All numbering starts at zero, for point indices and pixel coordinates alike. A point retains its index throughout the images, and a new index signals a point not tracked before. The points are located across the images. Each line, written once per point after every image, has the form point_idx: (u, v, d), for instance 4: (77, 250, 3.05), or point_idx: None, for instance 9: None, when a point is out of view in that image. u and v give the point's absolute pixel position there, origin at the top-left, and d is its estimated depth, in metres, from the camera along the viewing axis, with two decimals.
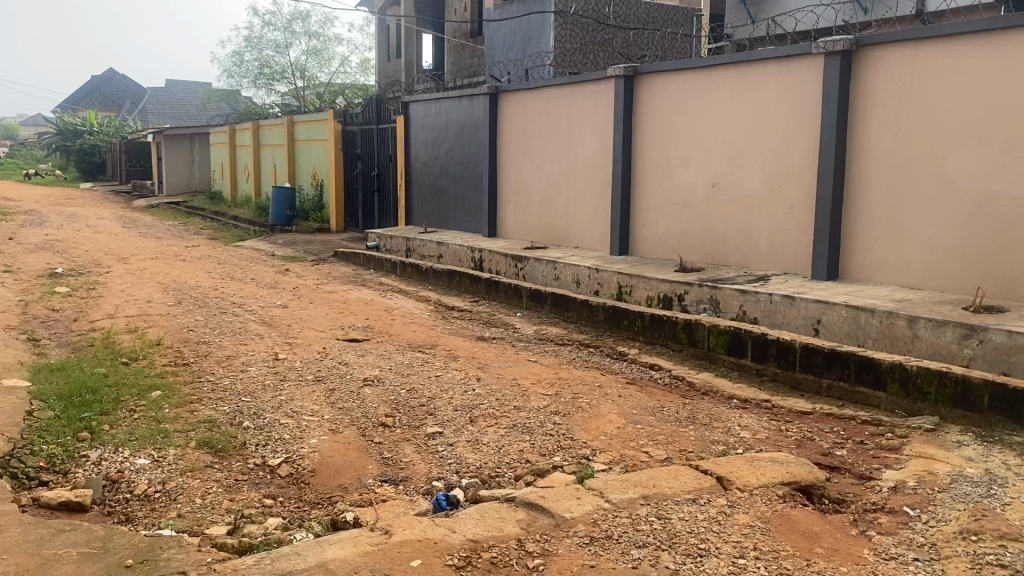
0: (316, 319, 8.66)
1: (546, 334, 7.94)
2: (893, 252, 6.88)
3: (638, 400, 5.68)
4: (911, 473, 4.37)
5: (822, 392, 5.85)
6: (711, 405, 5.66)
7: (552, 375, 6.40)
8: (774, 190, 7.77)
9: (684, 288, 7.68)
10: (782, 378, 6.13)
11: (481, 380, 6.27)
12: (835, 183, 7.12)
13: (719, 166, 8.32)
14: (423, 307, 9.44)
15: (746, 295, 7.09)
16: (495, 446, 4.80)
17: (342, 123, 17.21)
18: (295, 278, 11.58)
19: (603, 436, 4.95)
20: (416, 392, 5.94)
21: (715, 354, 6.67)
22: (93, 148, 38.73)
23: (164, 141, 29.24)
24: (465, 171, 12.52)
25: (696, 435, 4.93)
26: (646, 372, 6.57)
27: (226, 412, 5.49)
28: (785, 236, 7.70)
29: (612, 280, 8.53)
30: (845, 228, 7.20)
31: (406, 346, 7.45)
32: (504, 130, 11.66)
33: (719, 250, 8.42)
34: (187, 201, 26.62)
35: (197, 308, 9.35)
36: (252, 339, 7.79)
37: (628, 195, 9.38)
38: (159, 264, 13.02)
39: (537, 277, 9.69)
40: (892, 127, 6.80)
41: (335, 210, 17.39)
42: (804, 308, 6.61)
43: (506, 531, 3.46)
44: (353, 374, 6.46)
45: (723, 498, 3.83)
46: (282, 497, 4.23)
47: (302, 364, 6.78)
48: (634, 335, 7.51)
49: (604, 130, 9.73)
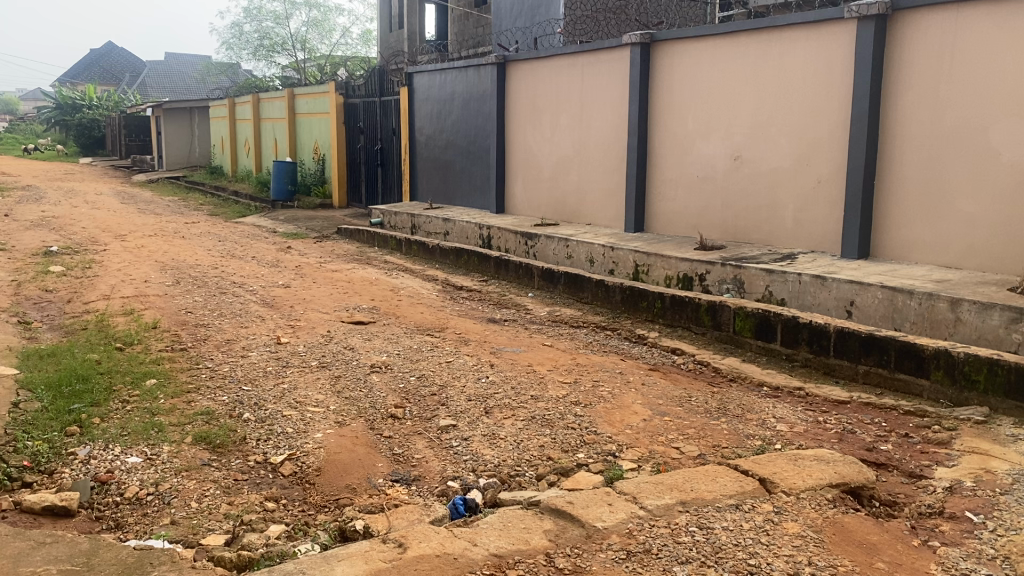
0: (320, 300, 8.31)
1: (560, 315, 7.59)
2: (930, 229, 6.50)
3: (663, 389, 5.33)
4: (967, 471, 4.03)
5: (858, 379, 5.50)
6: (741, 394, 5.31)
7: (569, 360, 6.06)
8: (801, 162, 7.38)
9: (706, 267, 7.31)
10: (814, 364, 5.78)
11: (495, 366, 5.93)
12: (867, 155, 6.73)
13: (741, 139, 7.92)
14: (431, 287, 9.08)
15: (773, 275, 6.73)
16: (514, 441, 4.46)
17: (344, 96, 16.76)
18: (298, 256, 11.22)
19: (629, 429, 4.61)
20: (427, 380, 5.61)
21: (741, 338, 6.32)
22: (92, 122, 38.22)
23: (164, 115, 28.77)
24: (472, 144, 12.11)
25: (729, 429, 4.59)
26: (669, 357, 6.23)
27: (225, 403, 5.15)
28: (812, 212, 7.32)
29: (628, 259, 8.17)
30: (878, 203, 6.81)
31: (414, 329, 7.11)
32: (512, 102, 11.23)
33: (741, 226, 8.03)
34: (187, 176, 26.20)
35: (195, 288, 9.00)
36: (253, 322, 7.44)
37: (644, 169, 8.98)
38: (157, 242, 12.66)
39: (549, 255, 9.33)
40: (930, 96, 6.39)
41: (338, 184, 16.99)
42: (836, 289, 6.24)
43: (532, 544, 3.13)
44: (359, 359, 6.12)
45: (768, 504, 3.49)
46: (285, 500, 3.90)
47: (305, 349, 6.44)
48: (653, 317, 7.15)
49: (619, 101, 9.31)
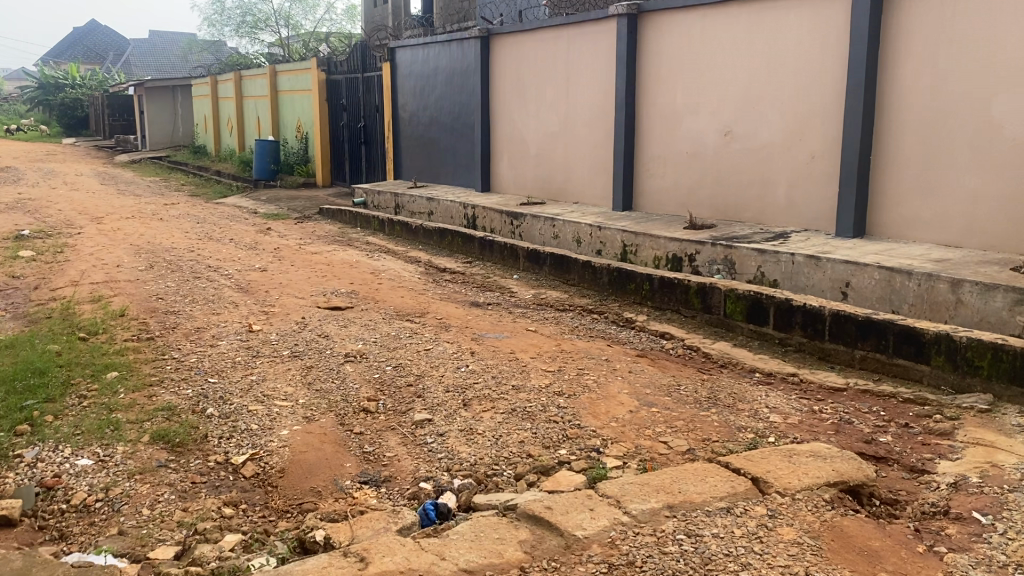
0: (297, 285, 8.02)
1: (545, 298, 7.32)
2: (928, 206, 6.24)
3: (650, 377, 5.07)
4: (972, 466, 3.79)
5: (854, 364, 5.26)
6: (732, 381, 5.06)
7: (553, 347, 5.79)
8: (794, 137, 7.09)
9: (695, 247, 7.05)
10: (808, 348, 5.53)
11: (475, 353, 5.66)
12: (863, 129, 6.44)
13: (732, 113, 7.63)
14: (413, 269, 8.80)
15: (765, 256, 6.46)
16: (492, 436, 4.20)
17: (326, 72, 16.35)
18: (277, 238, 10.91)
19: (614, 422, 4.35)
20: (403, 370, 5.34)
21: (732, 322, 6.07)
22: (75, 101, 37.62)
23: (146, 94, 28.26)
24: (455, 120, 11.77)
25: (719, 421, 4.34)
26: (657, 342, 5.97)
27: (188, 398, 4.87)
28: (805, 188, 7.05)
29: (616, 239, 7.89)
30: (875, 179, 6.54)
31: (393, 314, 6.83)
32: (497, 77, 10.90)
33: (731, 204, 7.76)
34: (170, 155, 25.75)
35: (169, 273, 8.69)
36: (225, 308, 7.15)
37: (631, 145, 8.69)
38: (134, 224, 12.32)
39: (534, 235, 9.05)
40: (929, 67, 6.10)
41: (322, 163, 16.62)
42: (831, 269, 5.99)
43: (505, 557, 2.88)
44: (333, 348, 5.85)
45: (761, 506, 3.24)
46: (245, 505, 3.64)
47: (278, 337, 6.17)
48: (641, 299, 6.89)
49: (606, 74, 8.99)
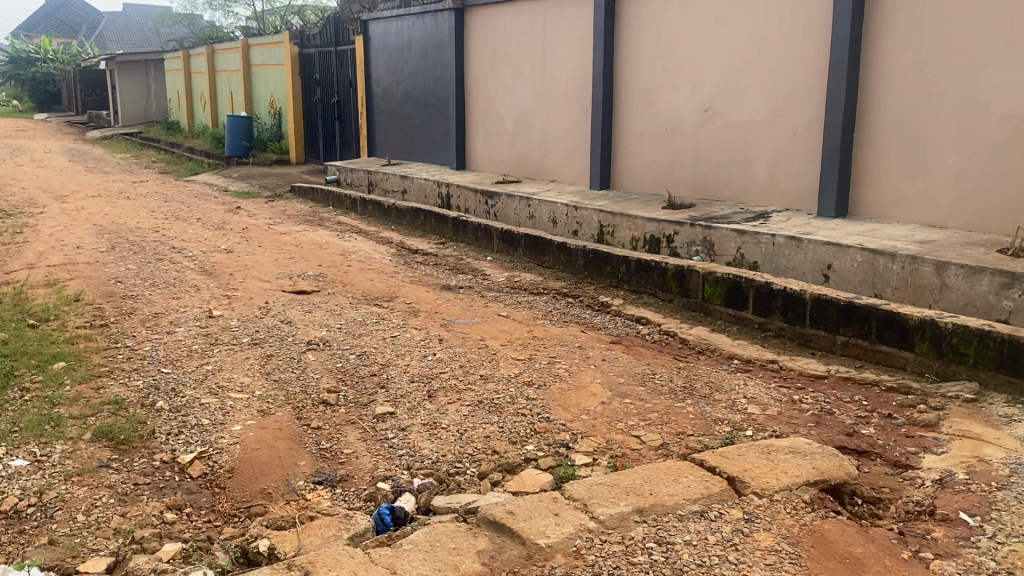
0: (262, 267, 7.74)
1: (519, 281, 7.09)
2: (913, 185, 6.04)
3: (625, 365, 4.86)
4: (958, 461, 3.62)
5: (836, 350, 5.07)
6: (709, 369, 4.86)
7: (525, 333, 5.57)
8: (776, 113, 6.86)
9: (674, 228, 6.83)
10: (788, 334, 5.34)
11: (444, 341, 5.42)
12: (847, 105, 6.22)
13: (712, 88, 7.39)
14: (384, 250, 8.54)
15: (745, 237, 6.25)
16: (456, 431, 3.98)
17: (299, 46, 15.93)
18: (246, 217, 10.60)
19: (585, 414, 4.13)
20: (367, 359, 5.10)
21: (710, 306, 5.87)
22: (47, 76, 36.77)
23: (117, 69, 27.59)
24: (430, 96, 11.45)
25: (695, 412, 4.13)
26: (633, 328, 5.77)
27: (138, 390, 4.62)
28: (787, 166, 6.83)
29: (593, 219, 7.67)
30: (858, 157, 6.34)
31: (360, 299, 6.58)
32: (472, 50, 10.59)
33: (711, 183, 7.54)
34: (143, 132, 25.20)
35: (131, 254, 8.39)
36: (186, 293, 6.87)
37: (609, 122, 8.43)
38: (99, 203, 11.96)
39: (509, 215, 8.81)
40: (915, 41, 5.88)
41: (295, 141, 16.27)
42: (812, 251, 5.79)
43: (462, 571, 2.67)
44: (295, 336, 5.60)
45: (737, 509, 3.05)
46: (189, 509, 3.41)
47: (238, 324, 5.92)
48: (618, 282, 6.67)
49: (583, 49, 8.72)
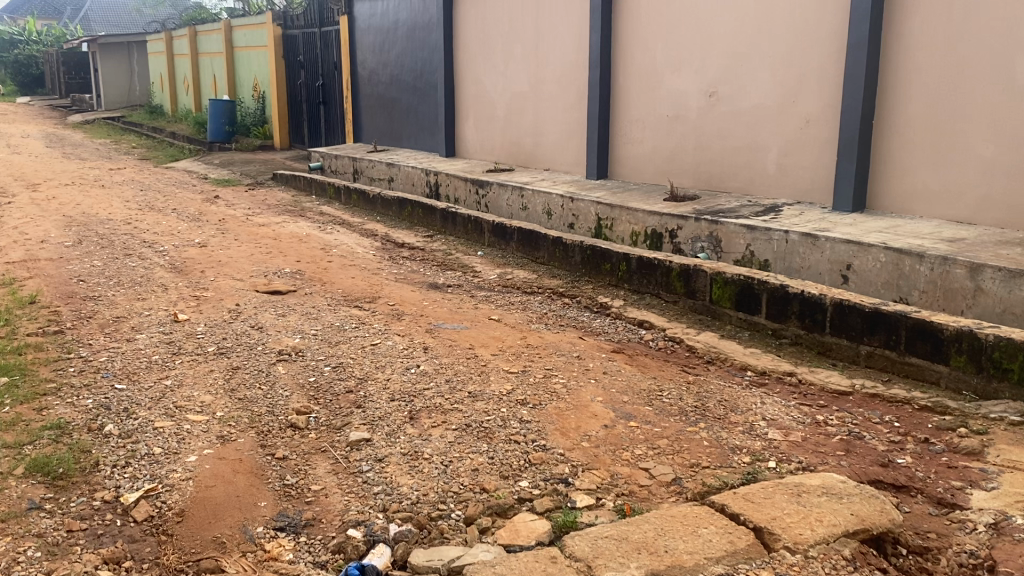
0: (236, 264, 7.24)
1: (511, 279, 6.60)
2: (938, 176, 5.56)
3: (628, 379, 4.39)
4: (1012, 500, 3.17)
5: (859, 361, 4.61)
6: (722, 383, 4.39)
7: (518, 340, 5.10)
8: (786, 99, 6.38)
9: (677, 222, 6.35)
10: (806, 342, 4.87)
11: (429, 350, 4.94)
12: (866, 89, 5.73)
13: (717, 72, 6.90)
14: (368, 244, 8.04)
15: (755, 233, 5.77)
16: (439, 463, 3.50)
17: (283, 27, 15.32)
18: (224, 207, 10.08)
19: (586, 442, 3.66)
20: (344, 372, 4.62)
21: (719, 309, 5.39)
22: (30, 58, 35.88)
23: (100, 51, 26.82)
24: (418, 79, 10.91)
25: (710, 439, 3.67)
26: (635, 333, 5.30)
27: (86, 411, 4.13)
28: (799, 156, 6.35)
29: (590, 212, 7.18)
30: (877, 145, 5.86)
31: (340, 300, 6.09)
32: (461, 32, 10.06)
33: (716, 172, 7.06)
34: (126, 115, 24.54)
35: (97, 249, 7.87)
36: (152, 293, 6.37)
37: (606, 107, 7.93)
38: (71, 192, 11.41)
39: (501, 206, 8.30)
40: (944, 19, 5.38)
41: (279, 125, 15.73)
42: (830, 249, 5.32)
43: None
44: (266, 344, 5.11)
45: (767, 571, 2.59)
46: (129, 564, 2.94)
47: (205, 330, 5.43)
48: (618, 281, 6.20)
49: (578, 30, 8.21)
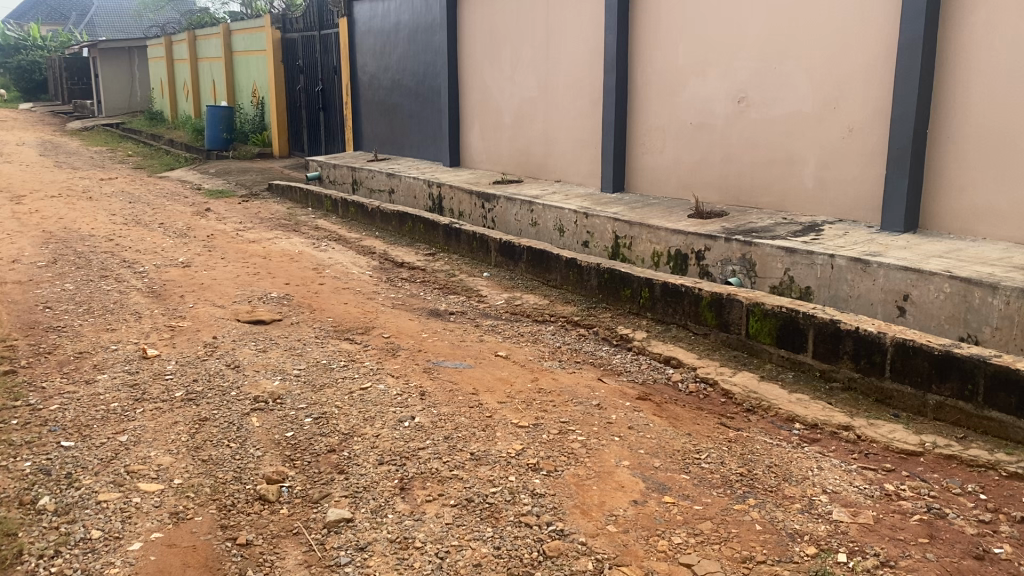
0: (220, 287, 6.64)
1: (520, 306, 5.97)
2: (1005, 193, 4.92)
3: (658, 436, 3.74)
4: None
5: (925, 413, 3.95)
6: (768, 442, 3.75)
7: (529, 381, 4.47)
8: (826, 106, 5.74)
9: (704, 242, 5.71)
10: (861, 387, 4.22)
11: (426, 395, 4.30)
12: (921, 94, 5.08)
13: (748, 75, 6.26)
14: (364, 263, 7.43)
15: (794, 256, 5.13)
16: (433, 557, 2.88)
17: (281, 31, 14.74)
18: (215, 222, 9.48)
19: (612, 525, 3.02)
20: (327, 425, 3.99)
21: (756, 345, 4.75)
22: (32, 64, 35.38)
23: (99, 56, 26.28)
24: (420, 83, 10.30)
25: (763, 522, 3.03)
26: (662, 373, 4.66)
27: (21, 478, 3.51)
28: (840, 169, 5.71)
29: (606, 229, 6.55)
30: (931, 158, 5.21)
31: (329, 331, 5.46)
32: (466, 33, 9.44)
33: (745, 186, 6.42)
34: (125, 122, 24.00)
35: (72, 270, 7.28)
36: (122, 323, 5.75)
37: (623, 113, 7.30)
38: (56, 204, 10.83)
39: (508, 221, 7.67)
40: (1014, 15, 4.73)
41: (278, 133, 15.16)
42: (883, 278, 4.67)
43: None
44: (241, 388, 4.48)
45: None
46: None
47: (175, 370, 4.81)
48: (639, 309, 5.55)
49: (593, 31, 7.56)
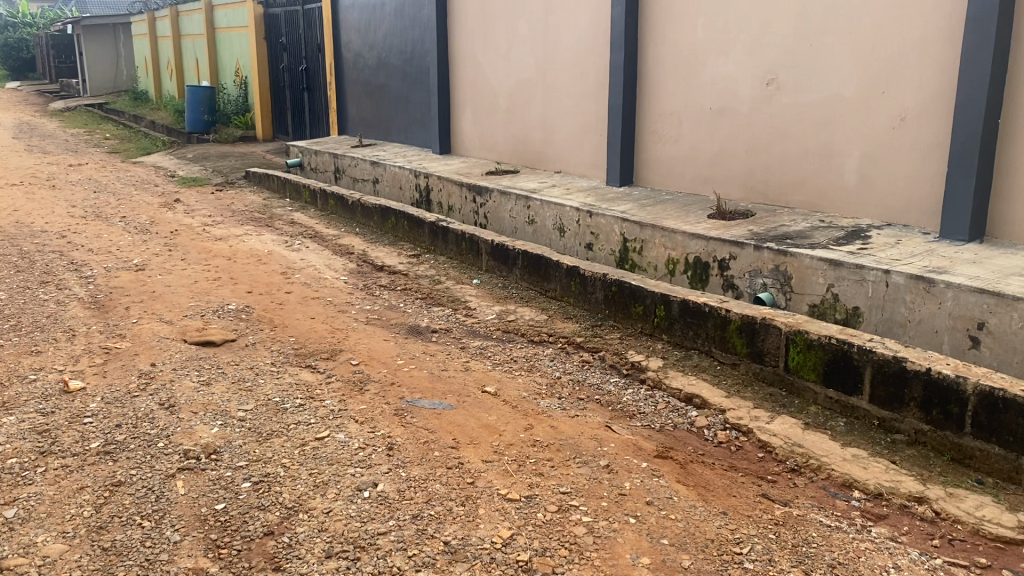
0: (174, 296, 5.81)
1: (514, 322, 5.15)
2: None
3: (685, 517, 2.94)
4: None
5: (1019, 480, 3.15)
6: (825, 523, 2.94)
7: (522, 430, 3.65)
8: (874, 89, 4.90)
9: (729, 250, 4.88)
10: (932, 441, 3.42)
11: (393, 449, 3.49)
12: (993, 77, 4.25)
13: (778, 52, 5.41)
14: (340, 266, 6.59)
15: (839, 270, 4.31)
16: None
17: (263, 6, 13.80)
18: (182, 215, 8.62)
19: None
20: (268, 493, 3.18)
21: (797, 381, 3.94)
22: (20, 41, 34.15)
23: (83, 33, 25.24)
24: (408, 63, 9.43)
25: None
26: (684, 416, 3.85)
27: None
28: (889, 163, 4.89)
29: (613, 231, 5.72)
30: (1003, 152, 4.38)
31: (288, 357, 4.64)
32: (457, 7, 8.57)
33: (773, 181, 5.59)
34: (109, 102, 23.03)
35: (11, 274, 6.45)
36: (50, 344, 4.92)
37: (632, 98, 6.45)
38: (14, 194, 9.97)
39: (503, 218, 6.83)
40: None
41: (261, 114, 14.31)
42: (953, 300, 3.85)
43: None
44: (170, 438, 3.66)
45: None
46: None
47: (96, 410, 3.99)
48: (652, 330, 4.74)
49: (598, 4, 6.69)
